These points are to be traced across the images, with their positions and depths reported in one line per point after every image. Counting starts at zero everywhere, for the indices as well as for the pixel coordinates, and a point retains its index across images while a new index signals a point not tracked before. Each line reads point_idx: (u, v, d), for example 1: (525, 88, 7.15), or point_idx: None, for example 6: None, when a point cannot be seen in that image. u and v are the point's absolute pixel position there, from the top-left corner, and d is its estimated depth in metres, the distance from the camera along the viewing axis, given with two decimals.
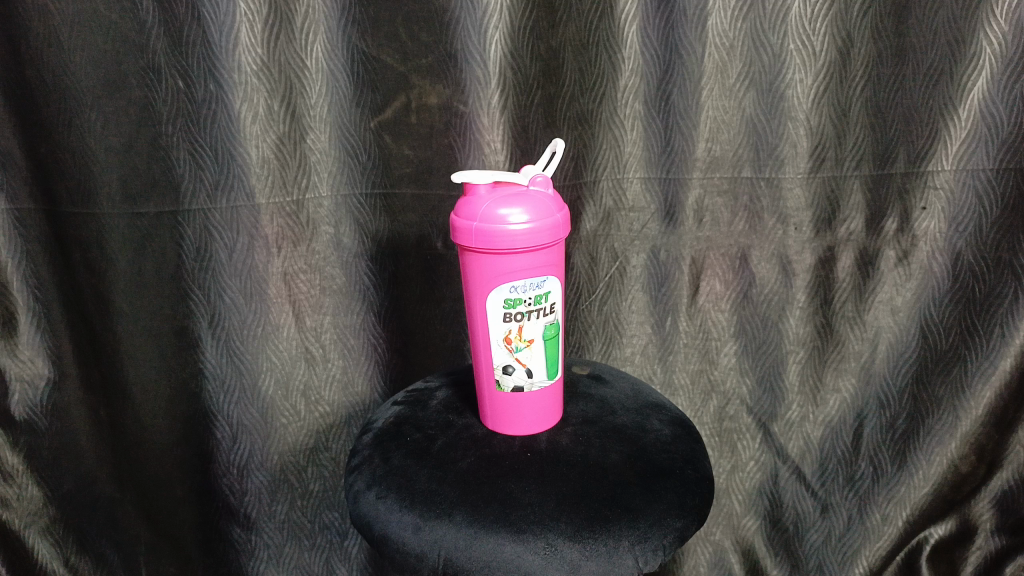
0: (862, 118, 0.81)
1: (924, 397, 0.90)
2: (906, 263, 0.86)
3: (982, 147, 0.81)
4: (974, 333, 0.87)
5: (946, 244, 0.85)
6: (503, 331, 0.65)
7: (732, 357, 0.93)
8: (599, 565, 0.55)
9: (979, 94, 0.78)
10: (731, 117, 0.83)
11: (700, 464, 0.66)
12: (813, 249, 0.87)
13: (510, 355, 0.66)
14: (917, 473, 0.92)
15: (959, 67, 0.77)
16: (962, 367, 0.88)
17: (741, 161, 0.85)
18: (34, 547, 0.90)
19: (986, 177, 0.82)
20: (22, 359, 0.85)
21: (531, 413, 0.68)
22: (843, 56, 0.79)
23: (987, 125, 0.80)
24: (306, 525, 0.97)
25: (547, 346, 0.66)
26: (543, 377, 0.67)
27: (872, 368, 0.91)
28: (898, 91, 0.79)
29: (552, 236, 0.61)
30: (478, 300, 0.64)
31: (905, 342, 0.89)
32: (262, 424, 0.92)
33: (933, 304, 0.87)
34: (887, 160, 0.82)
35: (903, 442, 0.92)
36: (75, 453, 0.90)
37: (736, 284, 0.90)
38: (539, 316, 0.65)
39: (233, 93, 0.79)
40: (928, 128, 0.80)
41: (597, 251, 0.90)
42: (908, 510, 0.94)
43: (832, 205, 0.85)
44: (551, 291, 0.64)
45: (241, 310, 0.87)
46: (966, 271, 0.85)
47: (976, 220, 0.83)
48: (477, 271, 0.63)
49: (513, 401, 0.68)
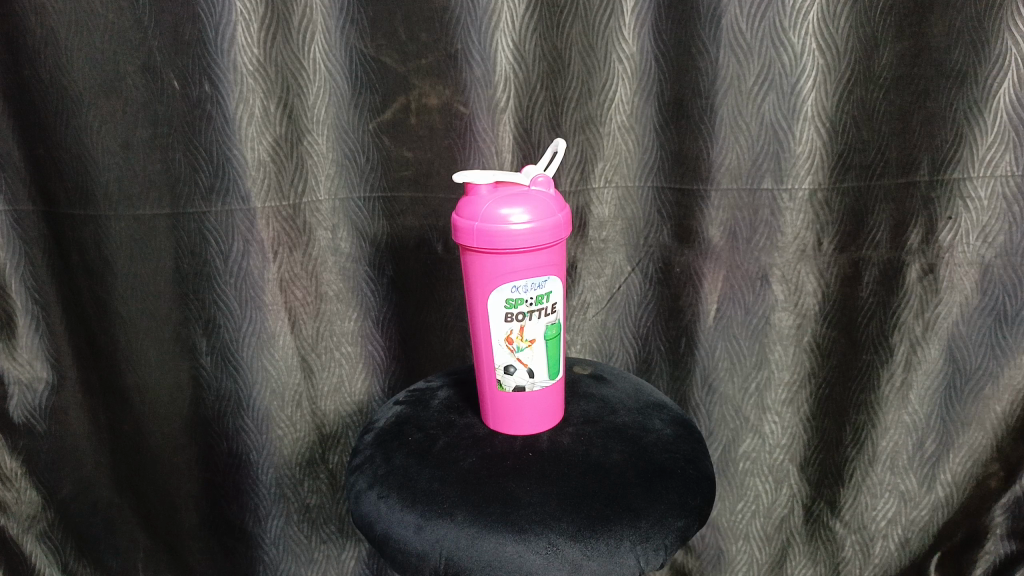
0: (887, 124, 0.79)
1: (950, 411, 0.88)
2: (931, 277, 0.83)
3: (1013, 153, 0.78)
4: (1003, 345, 0.85)
5: (975, 257, 0.82)
6: (504, 331, 0.64)
7: (734, 365, 0.91)
8: (600, 565, 0.55)
9: (1006, 96, 0.76)
10: (746, 123, 0.81)
11: (702, 464, 0.65)
12: (837, 268, 0.86)
13: (511, 355, 0.65)
14: (940, 489, 0.92)
15: (986, 67, 0.75)
16: (987, 379, 0.86)
17: (760, 172, 0.83)
18: (30, 553, 0.90)
19: (1015, 184, 0.79)
20: (22, 362, 0.85)
21: (532, 413, 0.67)
22: (866, 61, 0.78)
23: (1014, 129, 0.77)
24: (308, 529, 0.97)
25: (548, 346, 0.66)
26: (544, 377, 0.67)
27: (899, 393, 0.89)
28: (921, 95, 0.77)
29: (554, 236, 0.60)
30: (479, 300, 0.64)
31: (934, 360, 0.87)
32: (262, 433, 0.92)
33: (960, 318, 0.85)
34: (912, 167, 0.80)
35: (923, 460, 0.91)
36: (79, 454, 0.90)
37: (755, 305, 0.89)
38: (541, 316, 0.64)
39: (230, 93, 0.79)
40: (953, 132, 0.78)
41: (601, 260, 0.90)
42: (917, 518, 0.93)
43: (853, 217, 0.83)
44: (552, 290, 0.64)
45: (237, 317, 0.87)
46: (995, 283, 0.83)
47: (1006, 230, 0.81)
48: (478, 270, 0.62)
49: (514, 401, 0.67)
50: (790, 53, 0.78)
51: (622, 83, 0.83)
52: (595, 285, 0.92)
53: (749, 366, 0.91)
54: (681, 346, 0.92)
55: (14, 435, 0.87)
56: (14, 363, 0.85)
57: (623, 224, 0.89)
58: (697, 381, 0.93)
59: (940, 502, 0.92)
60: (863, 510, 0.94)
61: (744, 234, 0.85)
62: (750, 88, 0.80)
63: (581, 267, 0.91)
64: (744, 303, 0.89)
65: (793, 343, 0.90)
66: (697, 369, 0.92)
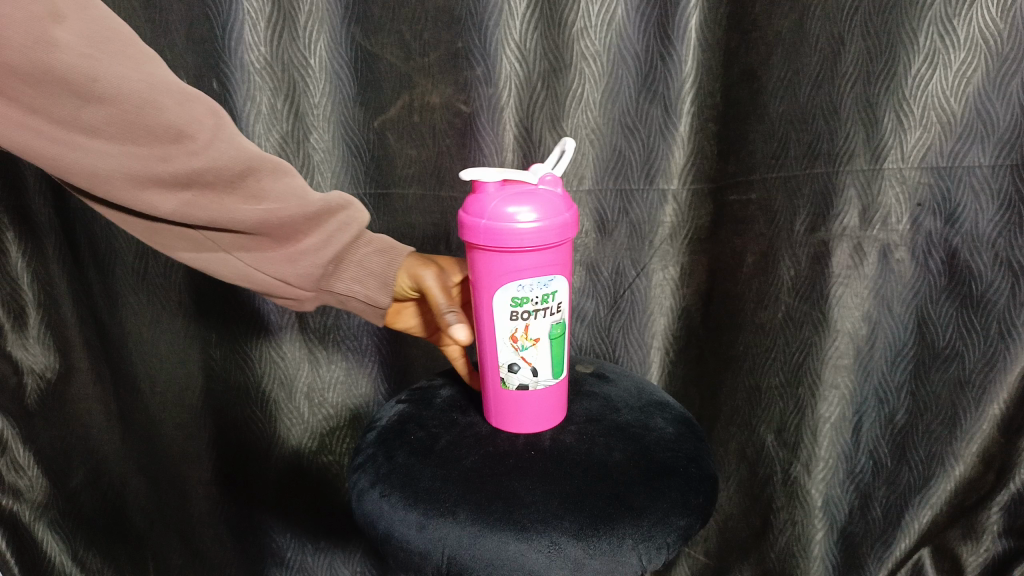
0: (855, 114, 0.77)
1: (922, 394, 0.85)
2: (897, 258, 0.81)
3: (979, 144, 0.75)
4: (974, 329, 0.80)
5: (942, 240, 0.79)
6: (509, 330, 0.65)
7: (745, 355, 0.92)
8: (604, 563, 0.56)
9: (973, 89, 0.73)
10: (741, 117, 0.85)
11: (704, 462, 0.66)
12: (806, 247, 0.84)
13: (516, 353, 0.66)
14: (922, 479, 0.87)
15: (954, 62, 0.73)
16: (957, 365, 0.82)
17: (754, 168, 0.85)
18: (44, 542, 0.82)
19: (981, 174, 0.76)
20: (31, 353, 0.80)
21: (532, 413, 0.68)
22: (834, 52, 0.76)
23: (982, 121, 0.74)
24: (316, 522, 0.99)
25: (553, 345, 0.66)
26: (548, 376, 0.67)
27: (868, 364, 0.86)
28: (892, 84, 0.75)
29: (561, 234, 0.61)
30: (483, 298, 0.64)
31: (902, 337, 0.84)
32: (271, 420, 0.94)
33: (929, 300, 0.81)
34: (880, 155, 0.78)
35: (892, 435, 0.87)
36: (98, 443, 0.87)
37: (757, 290, 0.89)
38: (546, 315, 0.65)
39: (247, 92, 0.81)
40: (919, 123, 0.75)
41: (600, 266, 0.92)
42: (898, 503, 0.88)
43: (825, 199, 0.81)
44: (558, 290, 0.64)
45: (244, 306, 0.90)
46: (965, 268, 0.79)
47: (975, 216, 0.77)
48: (485, 268, 0.63)
49: (515, 400, 0.68)
50: (778, 52, 0.79)
51: (628, 86, 0.83)
52: (598, 284, 0.93)
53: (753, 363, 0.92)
54: None
55: (30, 426, 0.80)
56: (24, 353, 0.80)
57: (626, 225, 0.90)
58: None
59: (914, 479, 0.87)
60: (856, 501, 0.91)
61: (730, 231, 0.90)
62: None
63: (585, 267, 0.93)
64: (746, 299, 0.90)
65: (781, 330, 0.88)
66: None
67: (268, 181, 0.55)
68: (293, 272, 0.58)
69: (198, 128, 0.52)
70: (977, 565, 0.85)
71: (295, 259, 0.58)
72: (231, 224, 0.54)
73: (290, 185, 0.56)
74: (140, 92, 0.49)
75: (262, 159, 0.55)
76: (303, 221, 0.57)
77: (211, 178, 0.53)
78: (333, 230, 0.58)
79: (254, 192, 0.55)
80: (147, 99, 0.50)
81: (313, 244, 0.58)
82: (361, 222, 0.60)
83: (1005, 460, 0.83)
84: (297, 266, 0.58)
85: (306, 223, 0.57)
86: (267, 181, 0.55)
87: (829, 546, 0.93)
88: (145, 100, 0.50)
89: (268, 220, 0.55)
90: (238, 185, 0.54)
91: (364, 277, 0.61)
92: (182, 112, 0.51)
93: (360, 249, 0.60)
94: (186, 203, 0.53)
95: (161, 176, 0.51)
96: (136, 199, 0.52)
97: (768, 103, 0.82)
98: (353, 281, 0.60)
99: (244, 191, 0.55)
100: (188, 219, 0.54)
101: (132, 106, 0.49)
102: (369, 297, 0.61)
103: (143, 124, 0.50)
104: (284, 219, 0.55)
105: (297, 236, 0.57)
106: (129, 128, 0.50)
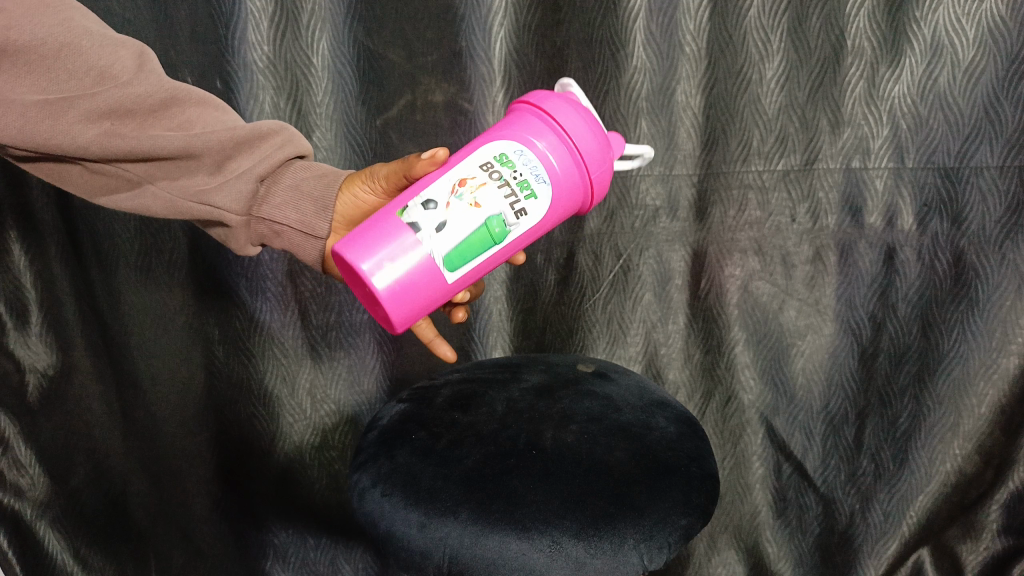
0: (866, 117, 0.80)
1: (923, 389, 0.85)
2: (909, 262, 0.83)
3: (987, 145, 0.79)
4: (977, 330, 0.82)
5: (949, 244, 0.81)
6: (467, 172, 0.52)
7: (740, 355, 0.89)
8: (605, 564, 0.55)
9: (980, 91, 0.77)
10: (727, 115, 0.82)
11: (706, 462, 0.65)
12: (811, 243, 0.85)
13: (444, 194, 0.52)
14: (919, 472, 0.87)
15: (964, 64, 0.77)
16: (960, 362, 0.83)
17: (746, 160, 0.84)
18: (45, 540, 0.83)
19: (990, 175, 0.79)
20: (33, 352, 0.82)
21: (396, 265, 0.52)
22: (840, 52, 0.78)
23: (992, 122, 0.78)
24: (318, 534, 0.98)
25: (475, 228, 0.52)
26: (442, 252, 0.52)
27: (871, 359, 0.87)
28: (904, 90, 0.78)
29: (579, 136, 0.53)
30: (486, 138, 0.54)
31: (904, 333, 0.85)
32: (275, 413, 0.93)
33: (933, 299, 0.83)
34: (890, 156, 0.81)
35: (893, 430, 0.87)
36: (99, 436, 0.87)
37: (761, 286, 0.87)
38: (506, 194, 0.52)
39: (252, 90, 0.81)
40: (932, 127, 0.79)
41: (600, 251, 0.88)
42: (897, 498, 0.88)
43: (825, 195, 0.83)
44: (538, 196, 0.53)
45: (246, 306, 0.89)
46: (971, 268, 0.81)
47: (982, 218, 0.80)
48: (516, 121, 0.55)
49: (383, 231, 0.53)
50: (783, 47, 0.79)
51: (625, 80, 0.82)
52: (599, 286, 0.89)
53: (759, 353, 0.89)
54: (675, 341, 0.91)
55: (34, 423, 0.82)
56: (26, 353, 0.82)
57: (634, 220, 0.87)
58: (703, 375, 0.91)
59: (915, 480, 0.87)
60: (858, 505, 0.89)
61: (717, 209, 0.85)
62: (732, 85, 0.81)
63: (589, 255, 0.89)
64: (740, 289, 0.88)
65: (793, 334, 0.88)
66: (707, 360, 0.90)
67: (192, 113, 0.58)
68: (219, 199, 0.58)
69: (120, 68, 0.54)
70: (977, 566, 0.87)
71: (224, 182, 0.58)
72: (153, 150, 0.55)
73: (216, 119, 0.59)
74: (55, 34, 0.52)
75: (186, 92, 0.58)
76: (232, 145, 0.58)
77: (132, 107, 0.54)
78: (261, 151, 0.60)
79: (178, 120, 0.57)
80: (66, 42, 0.53)
81: (240, 166, 0.59)
82: (287, 144, 0.61)
83: (1004, 454, 0.85)
84: (226, 189, 0.58)
85: (234, 148, 0.58)
86: (193, 113, 0.58)
87: (826, 546, 0.91)
88: (63, 43, 0.53)
89: (191, 139, 0.56)
90: (163, 113, 0.57)
91: (301, 199, 0.59)
92: (105, 54, 0.54)
93: (291, 172, 0.61)
94: (108, 133, 0.54)
95: (80, 108, 0.52)
96: (54, 128, 0.52)
97: (759, 97, 0.81)
98: (288, 208, 0.59)
99: (166, 118, 0.57)
100: (107, 153, 0.54)
101: (49, 49, 0.52)
102: (303, 221, 0.59)
103: (62, 64, 0.52)
104: (208, 140, 0.57)
105: (227, 161, 0.59)
106: (48, 72, 0.52)
